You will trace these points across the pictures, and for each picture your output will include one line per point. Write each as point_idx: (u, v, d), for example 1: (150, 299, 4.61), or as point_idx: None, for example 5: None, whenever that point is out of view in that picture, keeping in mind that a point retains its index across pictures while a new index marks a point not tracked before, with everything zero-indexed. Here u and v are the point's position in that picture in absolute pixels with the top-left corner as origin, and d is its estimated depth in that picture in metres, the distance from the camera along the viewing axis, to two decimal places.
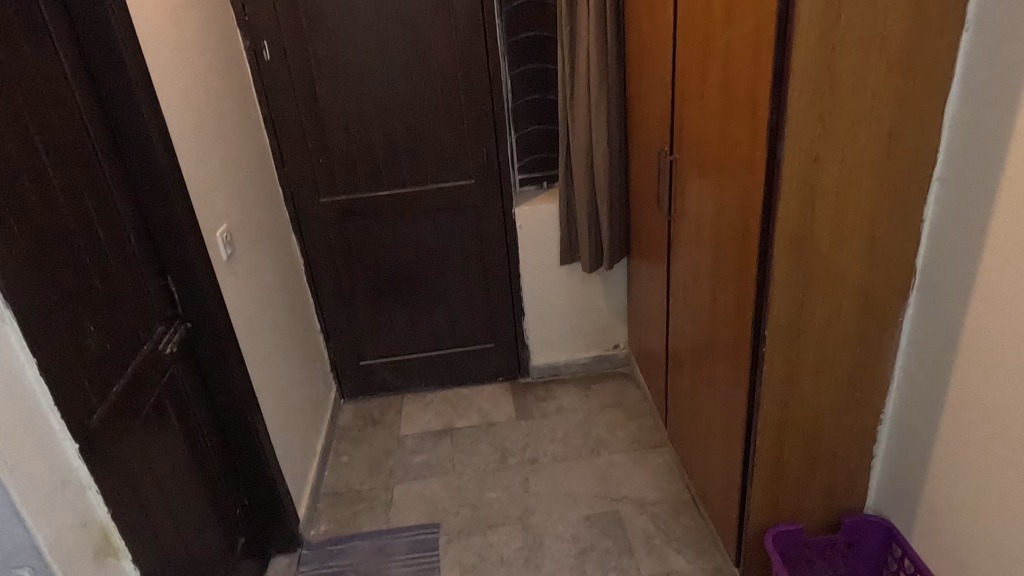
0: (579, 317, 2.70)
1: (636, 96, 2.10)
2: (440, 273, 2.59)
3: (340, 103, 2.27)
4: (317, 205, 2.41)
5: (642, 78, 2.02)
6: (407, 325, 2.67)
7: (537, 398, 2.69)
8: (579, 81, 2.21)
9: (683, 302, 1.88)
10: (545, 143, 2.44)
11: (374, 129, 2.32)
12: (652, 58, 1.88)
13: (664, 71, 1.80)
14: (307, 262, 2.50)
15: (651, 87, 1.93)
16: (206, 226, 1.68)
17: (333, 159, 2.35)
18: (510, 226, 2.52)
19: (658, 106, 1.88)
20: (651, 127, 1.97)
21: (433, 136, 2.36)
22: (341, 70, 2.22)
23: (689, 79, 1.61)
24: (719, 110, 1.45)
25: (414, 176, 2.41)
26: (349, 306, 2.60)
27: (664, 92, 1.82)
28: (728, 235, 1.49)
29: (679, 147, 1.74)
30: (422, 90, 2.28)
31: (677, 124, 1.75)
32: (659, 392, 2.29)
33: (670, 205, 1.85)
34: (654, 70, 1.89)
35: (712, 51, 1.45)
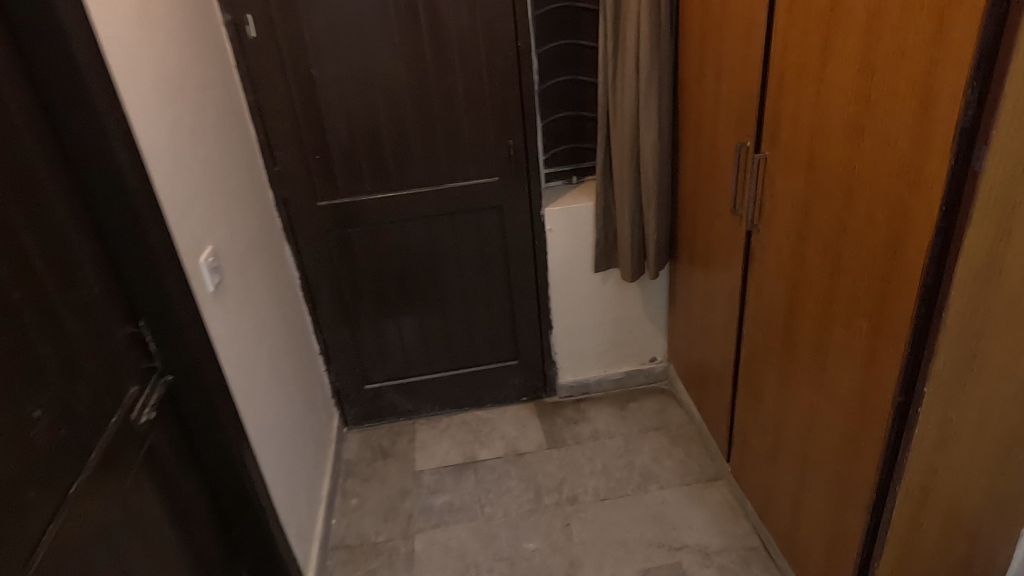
0: (613, 329, 2.39)
1: (698, 78, 1.77)
2: (457, 283, 2.26)
3: (341, 88, 1.90)
4: (314, 210, 2.05)
5: (708, 57, 1.68)
6: (420, 343, 2.34)
7: (568, 421, 2.38)
8: (626, 60, 1.87)
9: (766, 329, 1.58)
10: (575, 132, 2.19)
11: (382, 119, 1.96)
12: (728, 33, 1.55)
13: (748, 49, 1.47)
14: (304, 275, 2.15)
15: (723, 69, 1.60)
16: (187, 251, 1.33)
17: (333, 154, 1.99)
18: (538, 229, 2.18)
19: (735, 92, 1.56)
20: (722, 117, 1.65)
21: (451, 127, 2.00)
22: (342, 47, 1.85)
23: (795, 60, 1.28)
24: (852, 102, 1.13)
25: (428, 174, 2.06)
26: (353, 323, 2.26)
27: (747, 75, 1.49)
28: (859, 262, 1.18)
29: (770, 144, 1.42)
30: (438, 71, 1.92)
31: (767, 115, 1.42)
32: (719, 420, 2.01)
33: (753, 213, 1.54)
34: (730, 48, 1.56)
35: (843, 24, 1.12)
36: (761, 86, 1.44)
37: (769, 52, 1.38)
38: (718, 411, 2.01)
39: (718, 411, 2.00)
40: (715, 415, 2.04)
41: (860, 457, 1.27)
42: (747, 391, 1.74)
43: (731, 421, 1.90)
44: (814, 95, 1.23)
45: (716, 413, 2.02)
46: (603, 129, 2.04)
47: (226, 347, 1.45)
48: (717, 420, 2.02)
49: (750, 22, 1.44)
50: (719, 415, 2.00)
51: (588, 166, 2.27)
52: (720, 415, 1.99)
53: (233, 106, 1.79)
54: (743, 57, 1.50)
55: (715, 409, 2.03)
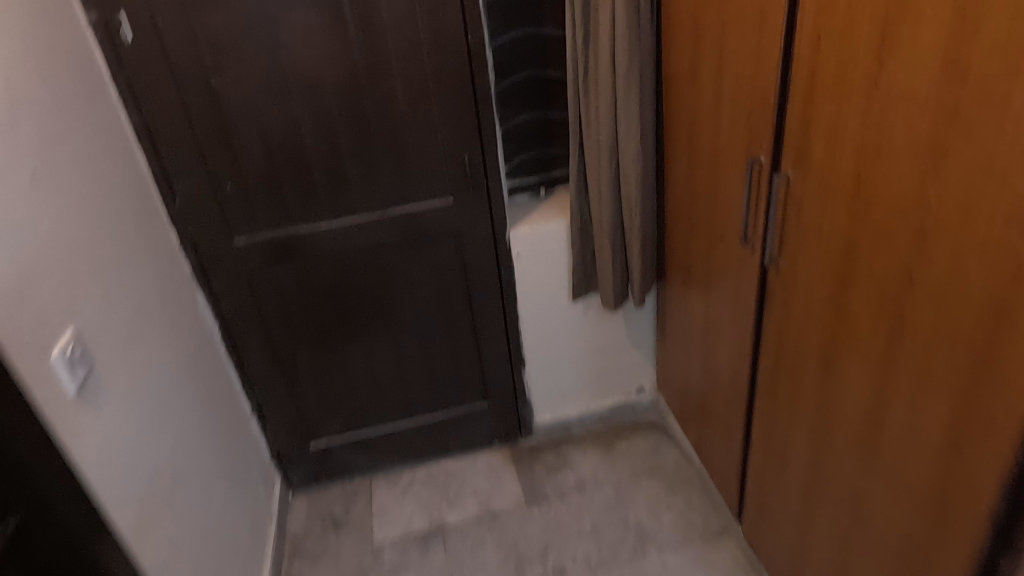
0: (595, 361, 2.09)
1: (692, 73, 1.45)
2: (411, 322, 1.92)
3: (252, 99, 1.54)
4: (230, 249, 1.69)
5: (705, 48, 1.37)
6: (372, 392, 2.00)
7: (549, 469, 2.08)
8: (601, 53, 1.55)
9: (792, 386, 1.28)
10: (541, 138, 1.86)
11: (306, 136, 1.60)
12: (735, 17, 1.23)
13: (763, 38, 1.16)
14: (225, 325, 1.79)
15: (728, 63, 1.29)
16: (21, 347, 0.97)
17: (250, 180, 1.62)
18: (504, 256, 1.85)
19: (745, 92, 1.25)
20: (728, 122, 1.34)
21: (393, 143, 1.65)
22: (248, 50, 1.48)
23: (834, 56, 0.97)
24: (927, 114, 0.83)
25: (368, 200, 1.71)
26: (291, 375, 1.91)
27: (762, 72, 1.18)
28: (934, 327, 0.88)
29: (797, 162, 1.12)
30: (372, 76, 1.57)
31: (790, 126, 1.12)
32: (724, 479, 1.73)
33: (772, 245, 1.23)
34: (737, 36, 1.24)
35: (916, 7, 0.81)
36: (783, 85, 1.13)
37: (795, 43, 1.07)
38: (722, 468, 1.73)
39: (723, 465, 1.72)
40: (719, 466, 1.75)
41: (934, 567, 1.00)
42: (764, 451, 1.45)
43: (741, 475, 1.62)
44: (866, 102, 0.93)
45: (722, 468, 1.74)
46: (574, 135, 1.72)
47: (100, 459, 1.10)
48: (722, 471, 1.74)
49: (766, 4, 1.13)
50: (724, 466, 1.72)
51: (559, 174, 1.94)
52: (726, 466, 1.71)
53: (110, 132, 1.43)
54: (756, 49, 1.19)
55: (720, 458, 1.74)
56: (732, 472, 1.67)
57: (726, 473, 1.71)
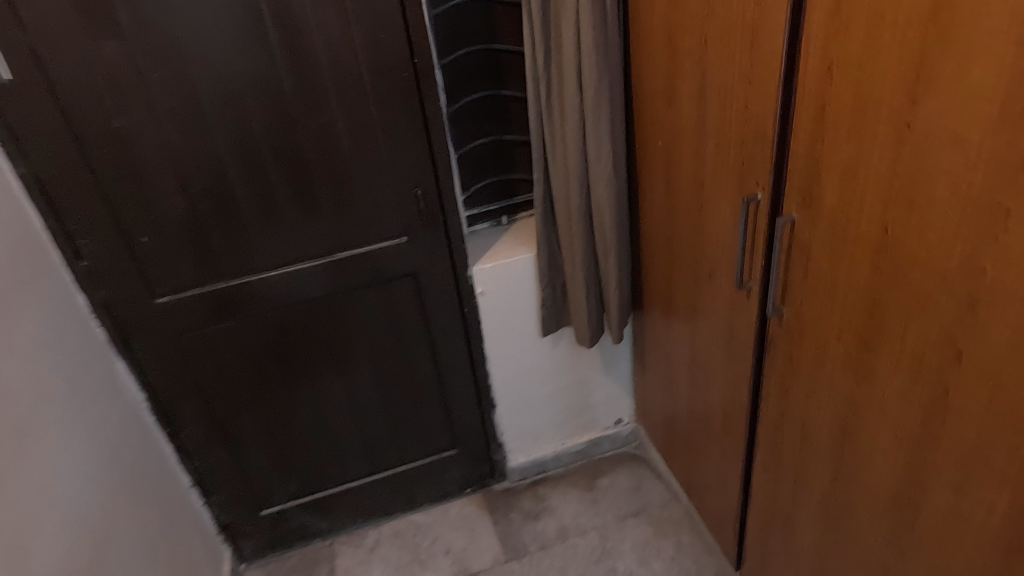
0: (569, 396, 1.94)
1: (669, 93, 1.30)
2: (368, 372, 1.73)
3: (165, 140, 1.33)
4: (152, 309, 1.47)
5: (685, 67, 1.22)
6: (328, 449, 1.80)
7: (527, 516, 1.93)
8: (566, 72, 1.38)
9: (800, 446, 1.15)
10: (500, 162, 1.70)
11: (233, 178, 1.39)
12: (721, 35, 1.08)
13: (757, 61, 1.01)
14: (153, 393, 1.58)
15: (714, 85, 1.14)
16: None
17: (169, 232, 1.41)
18: (467, 295, 1.68)
19: (736, 120, 1.10)
20: (716, 151, 1.19)
21: (334, 180, 1.46)
22: (154, 84, 1.27)
23: (850, 88, 0.83)
24: (984, 165, 0.69)
25: (310, 245, 1.51)
26: (234, 441, 1.70)
27: (757, 100, 1.03)
28: (990, 407, 0.75)
29: (804, 204, 0.98)
30: (305, 108, 1.37)
31: (794, 164, 0.97)
32: (716, 512, 1.60)
33: (775, 294, 1.08)
34: (724, 56, 1.09)
35: (963, 39, 0.67)
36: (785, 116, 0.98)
37: (798, 69, 0.93)
38: (713, 502, 1.60)
39: (715, 501, 1.59)
40: (710, 508, 1.63)
41: None
42: (767, 507, 1.32)
43: (738, 525, 1.49)
44: (895, 144, 0.79)
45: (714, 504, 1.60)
46: (539, 161, 1.55)
47: None
48: (714, 515, 1.61)
49: (760, 23, 0.98)
50: (717, 509, 1.59)
51: (521, 200, 1.78)
52: (719, 509, 1.58)
53: None
54: (748, 72, 1.04)
55: (712, 501, 1.61)
56: (727, 519, 1.54)
57: (719, 517, 1.59)
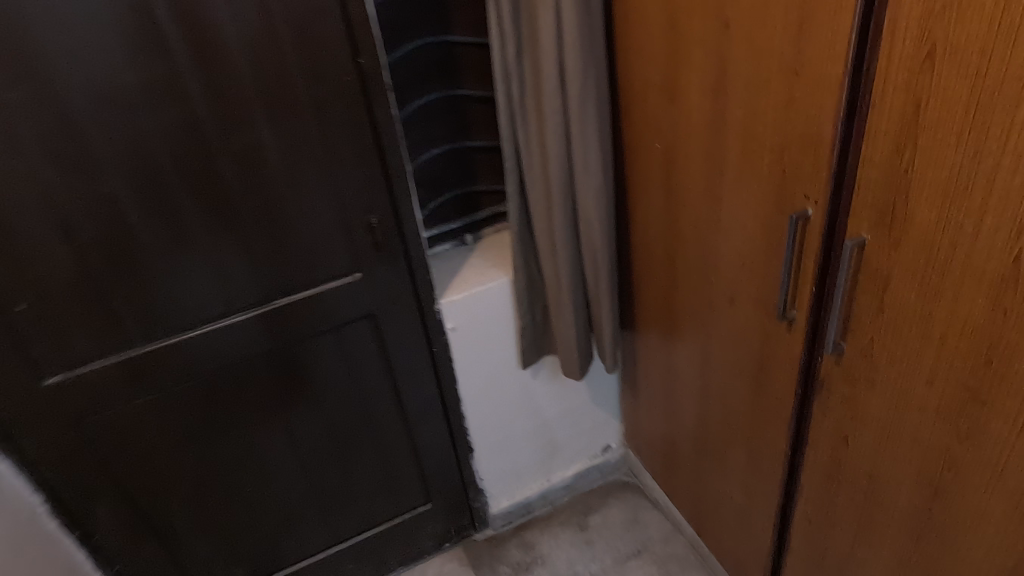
0: (553, 429, 1.73)
1: (669, 88, 1.09)
2: (323, 433, 1.46)
3: (37, 180, 1.01)
4: (39, 394, 1.16)
5: (694, 57, 1.00)
6: (280, 525, 1.52)
7: (516, 568, 1.70)
8: (545, 66, 1.15)
9: (865, 502, 0.97)
10: (461, 173, 1.46)
11: (135, 222, 1.09)
12: (749, 16, 0.87)
13: (807, 48, 0.81)
14: (52, 493, 1.26)
15: (738, 78, 0.93)
16: None
17: (55, 295, 1.10)
18: (435, 333, 1.43)
19: (773, 121, 0.90)
20: (739, 158, 0.99)
21: (267, 215, 1.18)
22: (11, 107, 0.96)
23: (970, 78, 0.64)
24: None
25: (242, 294, 1.23)
26: (163, 534, 1.40)
27: (808, 96, 0.83)
28: None
29: (882, 225, 0.79)
30: (224, 128, 1.08)
31: (867, 176, 0.78)
32: (736, 555, 1.42)
33: (836, 330, 0.89)
34: (754, 42, 0.88)
35: None
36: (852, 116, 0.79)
37: (875, 56, 0.73)
38: (731, 544, 1.42)
39: (733, 544, 1.41)
40: (727, 550, 1.45)
41: None
42: (812, 559, 1.15)
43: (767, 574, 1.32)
44: None
45: (732, 546, 1.43)
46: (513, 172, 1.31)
47: None
48: (732, 558, 1.44)
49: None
50: (736, 553, 1.41)
51: (485, 215, 1.54)
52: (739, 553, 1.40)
53: None
54: (792, 62, 0.84)
55: (729, 542, 1.44)
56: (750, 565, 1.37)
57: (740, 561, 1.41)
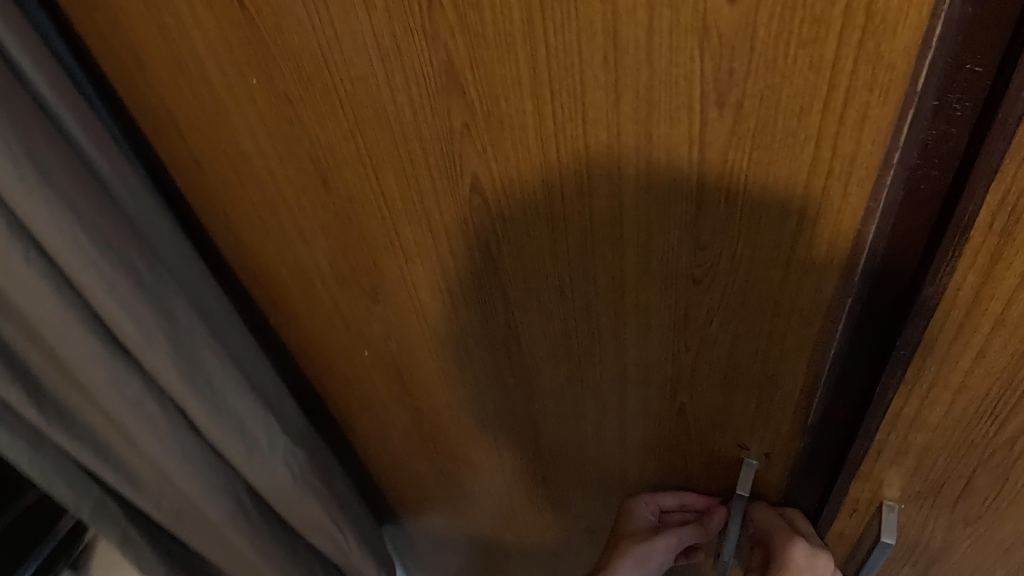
0: None
1: (366, 277, 0.55)
2: None
3: None
4: None
5: (409, 236, 0.48)
6: None
7: None
8: (63, 342, 0.49)
9: None
10: None
11: None
12: (544, 179, 0.38)
13: (728, 244, 0.36)
14: None
15: (542, 279, 0.45)
16: None
17: None
18: None
19: (648, 348, 0.45)
20: (570, 384, 0.53)
21: None
22: None
23: None
24: None
25: None
26: None
27: (741, 320, 0.39)
28: None
29: (931, 493, 0.43)
30: None
31: (906, 438, 0.40)
32: (667, 504, 0.59)
33: None
34: (568, 225, 0.40)
35: None
36: (867, 348, 0.37)
37: (948, 267, 0.31)
38: (651, 502, 0.59)
39: (627, 503, 0.60)
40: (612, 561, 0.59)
41: None
42: None
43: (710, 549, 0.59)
44: None
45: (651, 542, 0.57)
46: (113, 512, 0.63)
47: None
48: (678, 541, 0.57)
49: (740, 157, 0.31)
50: (692, 498, 0.58)
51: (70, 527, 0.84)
52: (653, 512, 0.59)
53: None
54: (688, 263, 0.38)
55: (644, 533, 0.59)
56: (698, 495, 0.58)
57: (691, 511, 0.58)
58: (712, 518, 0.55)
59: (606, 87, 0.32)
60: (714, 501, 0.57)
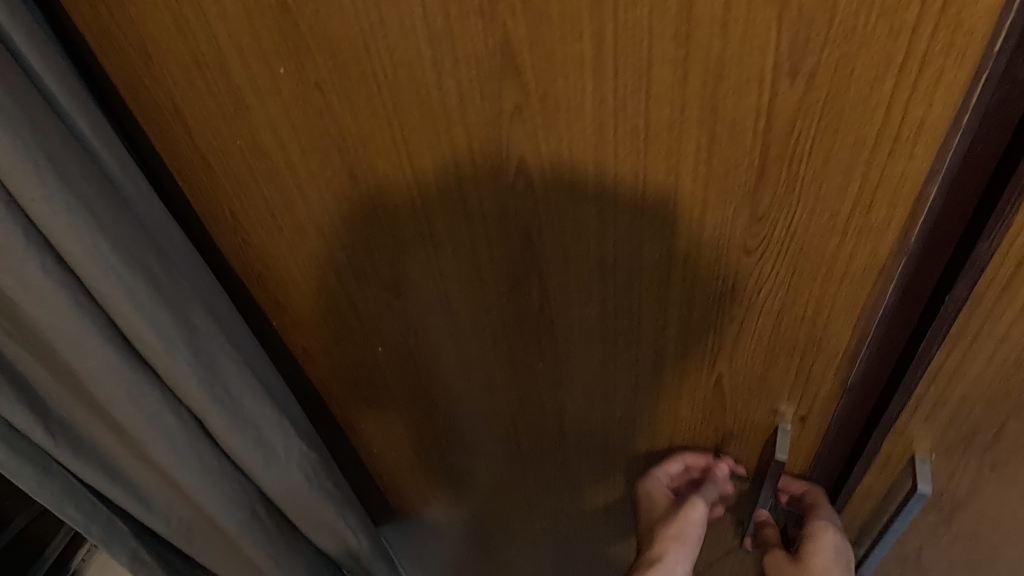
0: None
1: (388, 271, 0.54)
2: None
3: None
4: None
5: (442, 225, 0.48)
6: None
7: None
8: (79, 355, 0.47)
9: None
10: None
11: None
12: (597, 159, 0.39)
13: (786, 214, 0.37)
14: None
15: (584, 260, 0.45)
16: None
17: None
18: None
19: (691, 321, 0.46)
20: (603, 363, 0.53)
21: None
22: None
23: None
24: None
25: None
26: None
27: (791, 288, 0.40)
28: None
29: (962, 443, 0.45)
30: None
31: (943, 391, 0.42)
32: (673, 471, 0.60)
33: (868, 555, 0.56)
34: (618, 203, 0.40)
35: None
36: (911, 308, 0.39)
37: (1000, 227, 0.32)
38: (659, 478, 0.60)
39: (641, 489, 0.61)
40: (663, 551, 0.56)
41: None
42: None
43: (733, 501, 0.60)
44: None
45: (685, 513, 0.56)
46: (122, 530, 0.60)
47: None
48: (706, 501, 0.56)
49: (808, 125, 0.32)
50: (692, 457, 0.59)
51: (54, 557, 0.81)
52: (667, 487, 0.60)
53: None
54: (741, 234, 0.39)
55: (670, 509, 0.58)
56: (690, 453, 0.59)
57: (695, 471, 0.60)
58: (718, 475, 0.58)
59: (675, 63, 0.33)
60: (740, 472, 0.58)
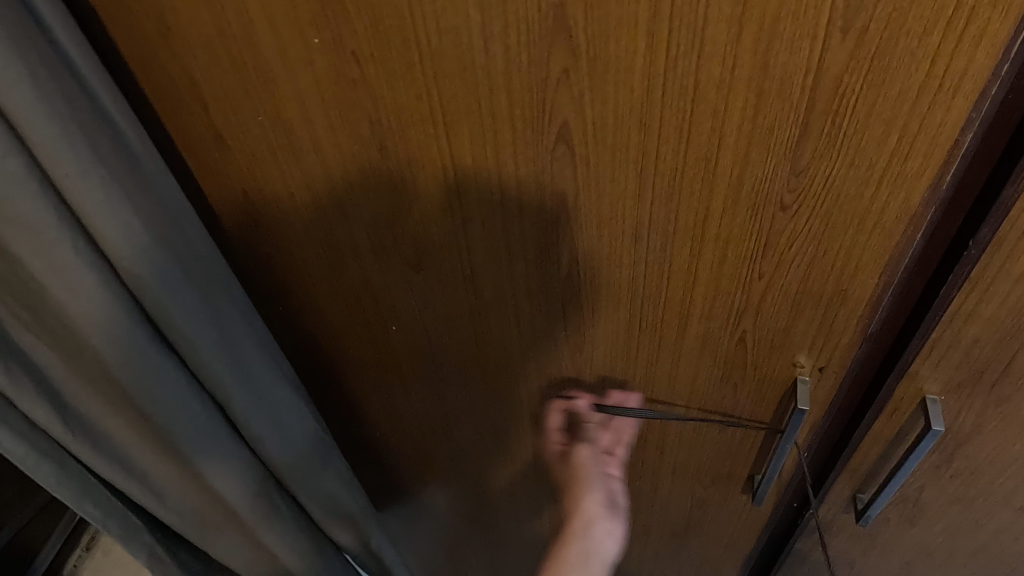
0: None
1: (410, 247, 0.54)
2: None
3: None
4: None
5: (473, 195, 0.48)
6: None
7: None
8: (107, 337, 0.46)
9: None
10: None
11: None
12: (641, 120, 0.39)
13: (824, 168, 0.39)
14: None
15: (618, 223, 0.46)
16: None
17: None
18: None
19: (720, 280, 0.48)
20: (628, 328, 0.55)
21: None
22: None
23: None
24: None
25: None
26: None
27: (822, 241, 0.42)
28: None
29: (971, 382, 0.48)
30: None
31: (958, 334, 0.45)
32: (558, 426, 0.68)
33: (880, 498, 0.59)
34: (659, 164, 0.42)
35: None
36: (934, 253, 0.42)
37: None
38: (551, 439, 0.68)
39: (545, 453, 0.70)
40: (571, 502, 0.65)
41: None
42: None
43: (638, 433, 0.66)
44: None
45: (580, 471, 0.66)
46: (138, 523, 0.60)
47: None
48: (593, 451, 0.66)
49: (855, 79, 0.34)
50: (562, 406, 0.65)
51: None
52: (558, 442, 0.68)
53: None
54: (778, 190, 0.41)
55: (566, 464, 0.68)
56: (554, 400, 0.66)
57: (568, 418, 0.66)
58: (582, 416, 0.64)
59: (731, 21, 0.34)
60: (758, 426, 0.60)
